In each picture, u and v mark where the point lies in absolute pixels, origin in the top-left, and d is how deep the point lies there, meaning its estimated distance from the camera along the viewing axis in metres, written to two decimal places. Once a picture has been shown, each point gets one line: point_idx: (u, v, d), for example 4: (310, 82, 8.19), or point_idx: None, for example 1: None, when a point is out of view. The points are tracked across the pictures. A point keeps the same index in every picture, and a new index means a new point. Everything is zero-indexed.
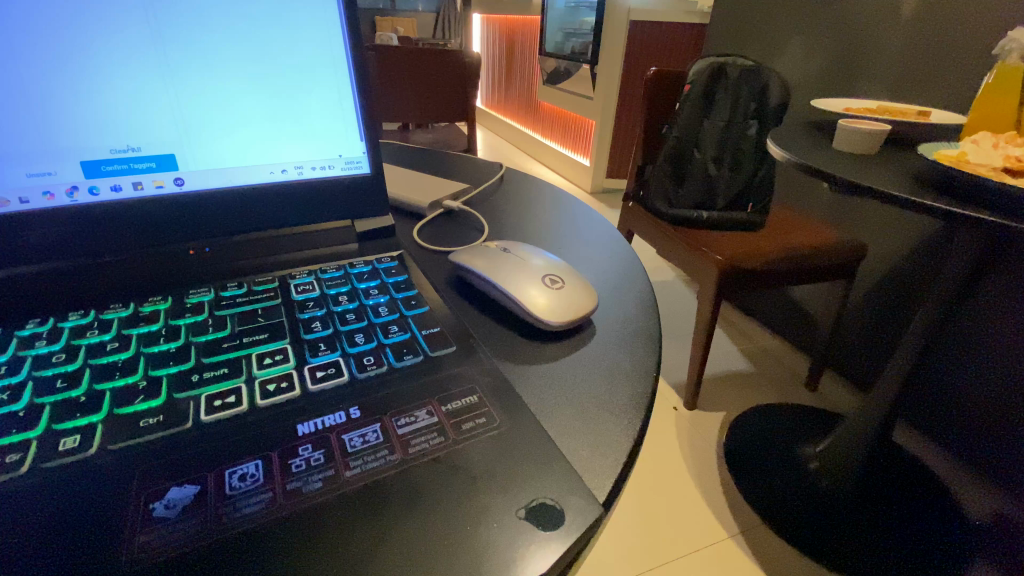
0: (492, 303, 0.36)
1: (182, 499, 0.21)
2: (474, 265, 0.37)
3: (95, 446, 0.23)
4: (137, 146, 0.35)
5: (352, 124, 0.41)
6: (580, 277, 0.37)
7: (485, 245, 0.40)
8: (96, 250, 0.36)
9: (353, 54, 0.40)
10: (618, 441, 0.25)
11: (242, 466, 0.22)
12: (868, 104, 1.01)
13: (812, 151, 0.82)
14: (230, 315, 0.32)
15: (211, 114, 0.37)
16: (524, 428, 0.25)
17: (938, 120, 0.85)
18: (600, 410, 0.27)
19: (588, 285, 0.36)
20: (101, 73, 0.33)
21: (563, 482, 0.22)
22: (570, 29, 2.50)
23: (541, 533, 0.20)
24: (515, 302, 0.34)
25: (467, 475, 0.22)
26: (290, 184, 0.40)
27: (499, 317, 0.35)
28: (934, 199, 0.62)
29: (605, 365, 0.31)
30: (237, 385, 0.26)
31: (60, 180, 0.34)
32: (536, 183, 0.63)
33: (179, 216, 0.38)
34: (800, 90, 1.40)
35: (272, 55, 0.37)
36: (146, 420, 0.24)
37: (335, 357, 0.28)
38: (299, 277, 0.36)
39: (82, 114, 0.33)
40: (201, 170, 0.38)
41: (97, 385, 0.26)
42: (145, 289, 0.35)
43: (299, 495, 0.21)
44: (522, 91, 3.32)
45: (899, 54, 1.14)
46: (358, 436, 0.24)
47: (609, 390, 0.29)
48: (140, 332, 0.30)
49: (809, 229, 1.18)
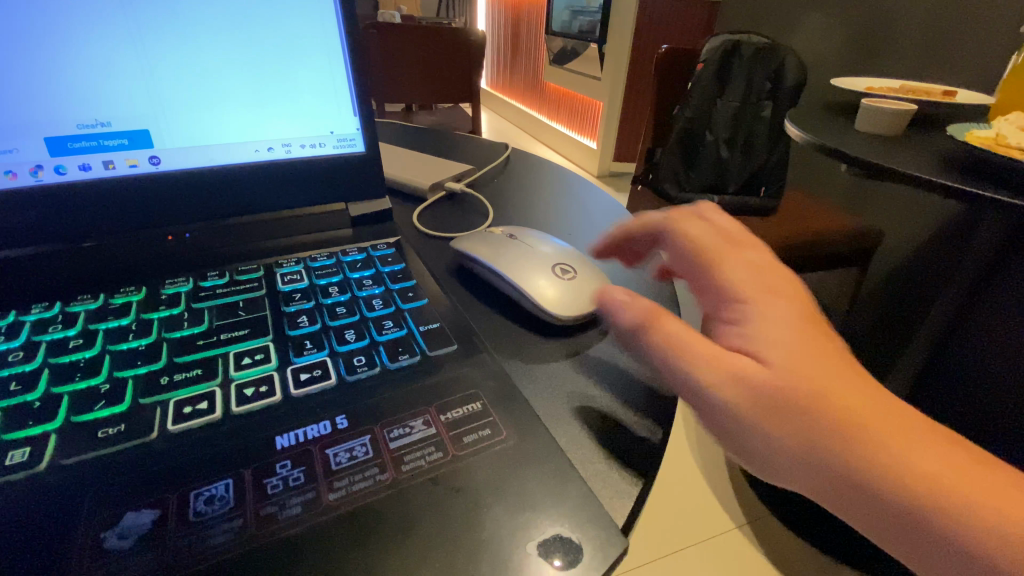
0: (498, 296, 0.33)
1: (139, 527, 0.18)
2: (479, 251, 0.34)
3: (45, 461, 0.20)
4: (106, 121, 0.32)
5: (344, 99, 0.38)
6: (594, 267, 0.34)
7: (490, 230, 0.37)
8: (67, 235, 0.33)
9: (345, 24, 0.36)
10: (636, 454, 0.22)
11: (210, 487, 0.19)
12: (891, 84, 0.96)
13: (832, 132, 0.78)
14: (209, 307, 0.29)
15: (188, 87, 0.33)
16: (534, 442, 0.22)
17: (965, 99, 0.81)
18: (615, 417, 0.24)
19: (601, 275, 0.33)
20: (64, 39, 0.29)
21: (579, 509, 0.19)
22: (576, 7, 2.43)
23: (553, 570, 0.17)
24: (522, 293, 0.31)
25: (470, 499, 0.19)
26: (278, 163, 0.37)
27: (504, 310, 0.32)
28: (963, 180, 0.58)
29: (620, 365, 0.28)
30: (210, 390, 0.23)
31: (22, 158, 0.31)
32: (544, 165, 0.60)
33: (157, 197, 0.34)
34: (819, 69, 1.34)
35: (255, 21, 0.33)
36: (105, 430, 0.21)
37: (322, 357, 0.25)
38: (286, 265, 0.33)
39: (44, 84, 0.29)
40: (179, 148, 0.34)
41: (54, 388, 0.23)
42: (118, 278, 0.32)
43: (274, 523, 0.18)
44: (528, 71, 3.25)
45: (921, 30, 1.08)
46: (345, 451, 0.21)
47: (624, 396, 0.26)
48: (108, 327, 0.27)
49: (824, 213, 1.13)
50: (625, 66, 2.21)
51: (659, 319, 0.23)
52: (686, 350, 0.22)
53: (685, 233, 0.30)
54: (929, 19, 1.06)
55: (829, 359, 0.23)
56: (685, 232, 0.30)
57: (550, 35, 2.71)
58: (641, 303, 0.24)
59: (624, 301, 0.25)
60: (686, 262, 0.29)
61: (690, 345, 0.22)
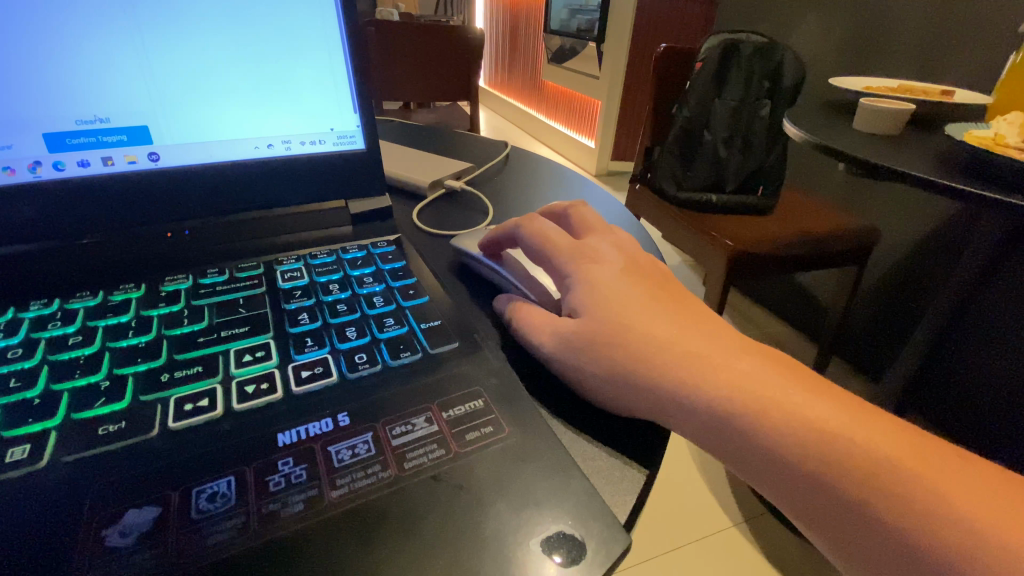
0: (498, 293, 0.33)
1: (140, 524, 0.18)
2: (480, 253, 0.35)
3: (45, 458, 0.20)
4: (105, 117, 0.31)
5: (344, 96, 0.38)
6: None
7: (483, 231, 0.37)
8: (65, 232, 0.33)
9: (346, 21, 0.36)
10: None
11: (212, 484, 0.19)
12: (889, 83, 0.96)
13: (830, 131, 0.78)
14: (209, 304, 0.29)
15: (187, 83, 0.33)
16: (535, 439, 0.22)
17: (963, 99, 0.81)
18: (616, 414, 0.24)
19: None
20: (61, 34, 0.29)
21: (582, 506, 0.19)
22: (575, 6, 2.43)
23: (556, 567, 0.17)
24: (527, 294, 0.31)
25: (473, 497, 0.19)
26: (278, 160, 0.37)
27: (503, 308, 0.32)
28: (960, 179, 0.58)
29: None
30: (211, 386, 0.23)
31: (20, 154, 0.30)
32: (544, 164, 0.59)
33: (156, 193, 0.34)
34: (817, 68, 1.34)
35: (254, 17, 0.33)
36: (106, 427, 0.21)
37: (323, 354, 0.25)
38: (286, 263, 0.33)
39: (42, 79, 0.29)
40: (178, 145, 0.34)
41: (54, 386, 0.23)
42: (117, 274, 0.31)
43: (277, 520, 0.18)
44: (527, 70, 3.24)
45: (919, 30, 1.09)
46: (347, 448, 0.21)
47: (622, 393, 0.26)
48: (107, 324, 0.27)
49: (821, 213, 1.14)
50: (623, 64, 2.21)
51: (519, 309, 0.29)
52: (531, 323, 0.28)
53: (535, 229, 0.32)
54: (927, 18, 1.07)
55: (652, 313, 0.27)
56: (530, 227, 0.32)
57: (549, 33, 2.71)
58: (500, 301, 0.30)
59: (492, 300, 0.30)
60: (538, 254, 0.32)
61: (532, 324, 0.28)
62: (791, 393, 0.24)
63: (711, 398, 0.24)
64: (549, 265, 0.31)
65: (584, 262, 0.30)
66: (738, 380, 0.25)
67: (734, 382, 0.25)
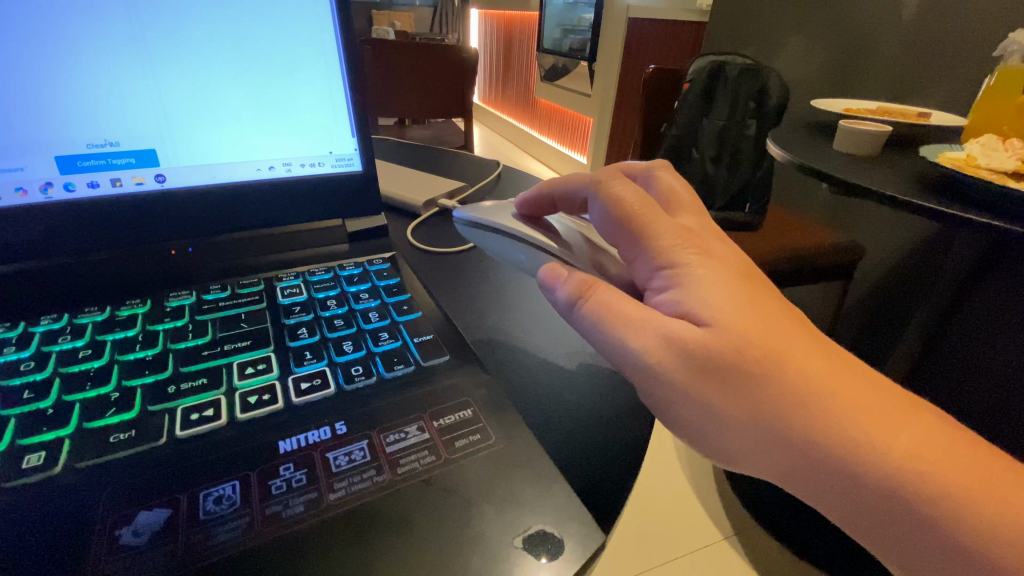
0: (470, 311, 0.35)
1: (152, 525, 0.19)
2: (488, 221, 0.37)
3: (61, 464, 0.21)
4: (115, 140, 0.33)
5: (343, 121, 0.40)
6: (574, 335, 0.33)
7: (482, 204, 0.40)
8: (73, 250, 0.34)
9: (345, 50, 0.38)
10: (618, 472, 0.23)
11: (218, 488, 0.21)
12: (868, 106, 0.99)
13: (810, 151, 0.81)
14: (212, 319, 0.30)
15: (194, 113, 0.35)
16: (520, 447, 0.23)
17: (938, 121, 0.84)
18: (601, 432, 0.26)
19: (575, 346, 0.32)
20: (75, 65, 0.31)
21: (563, 508, 0.21)
22: (568, 26, 2.49)
23: (539, 563, 0.19)
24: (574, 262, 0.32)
25: (461, 499, 0.21)
26: (278, 181, 0.39)
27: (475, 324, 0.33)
28: (929, 195, 0.60)
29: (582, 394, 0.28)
30: (216, 397, 0.25)
31: (32, 176, 0.32)
32: (535, 184, 0.62)
33: (162, 212, 0.36)
34: (801, 90, 1.39)
35: (256, 47, 0.35)
36: (117, 435, 0.23)
37: (321, 366, 0.27)
38: (286, 279, 0.34)
39: (55, 106, 0.31)
40: (184, 168, 0.36)
41: (66, 396, 0.24)
42: (123, 289, 0.33)
43: (278, 521, 0.20)
44: (520, 87, 3.30)
45: (896, 54, 1.13)
46: (344, 454, 0.22)
47: (603, 405, 0.28)
48: (115, 338, 0.28)
49: (807, 229, 1.16)
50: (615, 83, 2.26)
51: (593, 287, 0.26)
52: (621, 309, 0.25)
53: (613, 197, 0.28)
54: (901, 43, 1.11)
55: (762, 321, 0.23)
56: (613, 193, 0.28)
57: (542, 53, 2.77)
58: (576, 278, 0.26)
59: (563, 274, 0.27)
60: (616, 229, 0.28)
61: (622, 313, 0.24)
62: (901, 424, 0.21)
63: (806, 419, 0.21)
64: (634, 247, 0.27)
65: (689, 246, 0.26)
66: (860, 413, 0.21)
67: (837, 406, 0.21)
